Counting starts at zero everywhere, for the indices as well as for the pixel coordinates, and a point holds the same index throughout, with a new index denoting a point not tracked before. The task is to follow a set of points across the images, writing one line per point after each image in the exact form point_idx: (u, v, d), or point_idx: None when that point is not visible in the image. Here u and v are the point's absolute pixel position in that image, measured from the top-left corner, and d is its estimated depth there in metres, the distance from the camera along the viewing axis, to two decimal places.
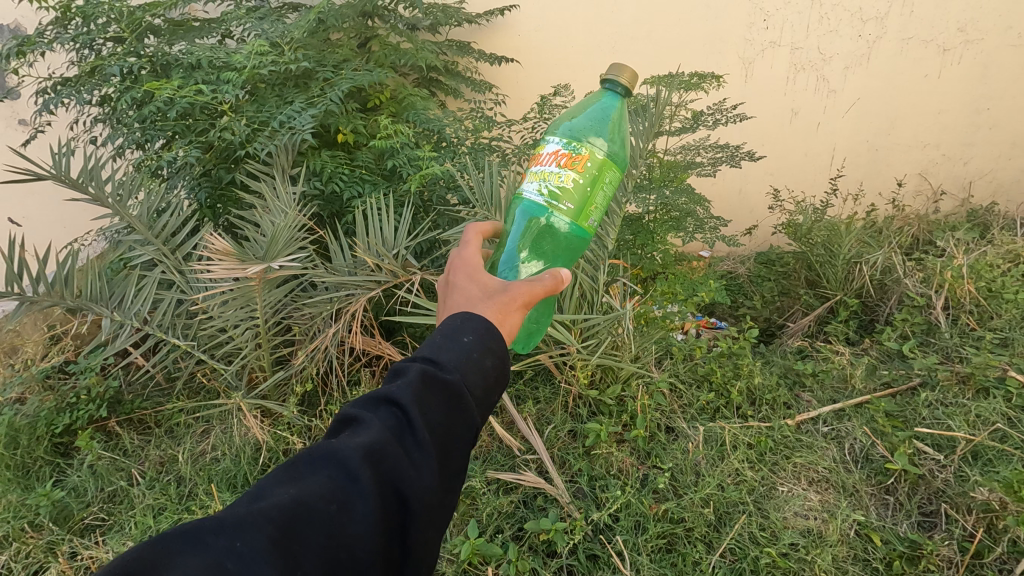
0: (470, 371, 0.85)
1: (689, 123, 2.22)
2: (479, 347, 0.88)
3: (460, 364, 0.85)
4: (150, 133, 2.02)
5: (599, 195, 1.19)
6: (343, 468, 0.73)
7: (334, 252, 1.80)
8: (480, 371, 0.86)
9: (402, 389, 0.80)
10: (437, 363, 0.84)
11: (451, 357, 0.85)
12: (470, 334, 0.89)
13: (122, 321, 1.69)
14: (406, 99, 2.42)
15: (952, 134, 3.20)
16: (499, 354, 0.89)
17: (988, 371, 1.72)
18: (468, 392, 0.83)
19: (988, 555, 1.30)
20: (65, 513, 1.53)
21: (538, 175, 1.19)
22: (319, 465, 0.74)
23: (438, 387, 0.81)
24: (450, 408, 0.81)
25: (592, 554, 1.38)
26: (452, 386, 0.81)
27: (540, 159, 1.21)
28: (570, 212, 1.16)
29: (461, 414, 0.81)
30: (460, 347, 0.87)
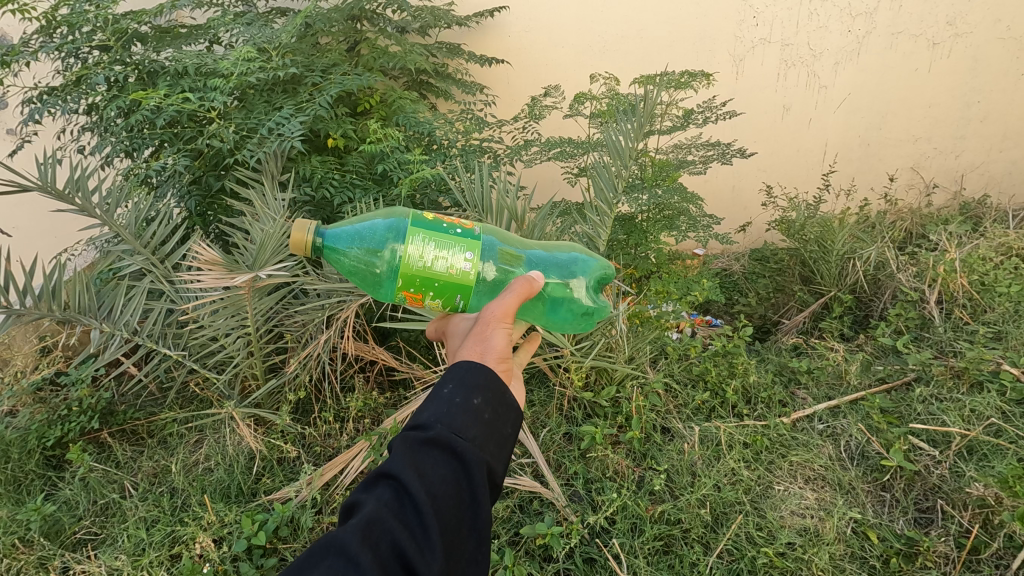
0: (454, 415, 0.83)
1: (680, 122, 2.22)
2: (461, 393, 0.87)
3: (441, 414, 0.84)
4: (138, 141, 2.00)
5: (439, 263, 1.04)
6: (342, 554, 0.69)
7: (324, 258, 1.78)
8: (468, 412, 0.85)
9: (392, 459, 0.78)
10: (421, 424, 0.83)
11: (430, 411, 0.84)
12: (448, 383, 0.90)
13: (111, 332, 1.67)
14: (396, 103, 2.41)
15: (943, 128, 3.21)
16: (483, 390, 0.88)
17: (981, 365, 1.72)
18: (461, 438, 0.81)
19: (984, 551, 1.29)
20: (57, 527, 1.52)
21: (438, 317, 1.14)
22: (318, 558, 0.70)
23: (423, 443, 0.80)
24: (443, 464, 0.79)
25: (589, 558, 1.37)
26: (437, 437, 0.80)
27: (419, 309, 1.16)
28: (465, 299, 1.06)
29: (460, 463, 0.79)
30: (442, 398, 0.87)
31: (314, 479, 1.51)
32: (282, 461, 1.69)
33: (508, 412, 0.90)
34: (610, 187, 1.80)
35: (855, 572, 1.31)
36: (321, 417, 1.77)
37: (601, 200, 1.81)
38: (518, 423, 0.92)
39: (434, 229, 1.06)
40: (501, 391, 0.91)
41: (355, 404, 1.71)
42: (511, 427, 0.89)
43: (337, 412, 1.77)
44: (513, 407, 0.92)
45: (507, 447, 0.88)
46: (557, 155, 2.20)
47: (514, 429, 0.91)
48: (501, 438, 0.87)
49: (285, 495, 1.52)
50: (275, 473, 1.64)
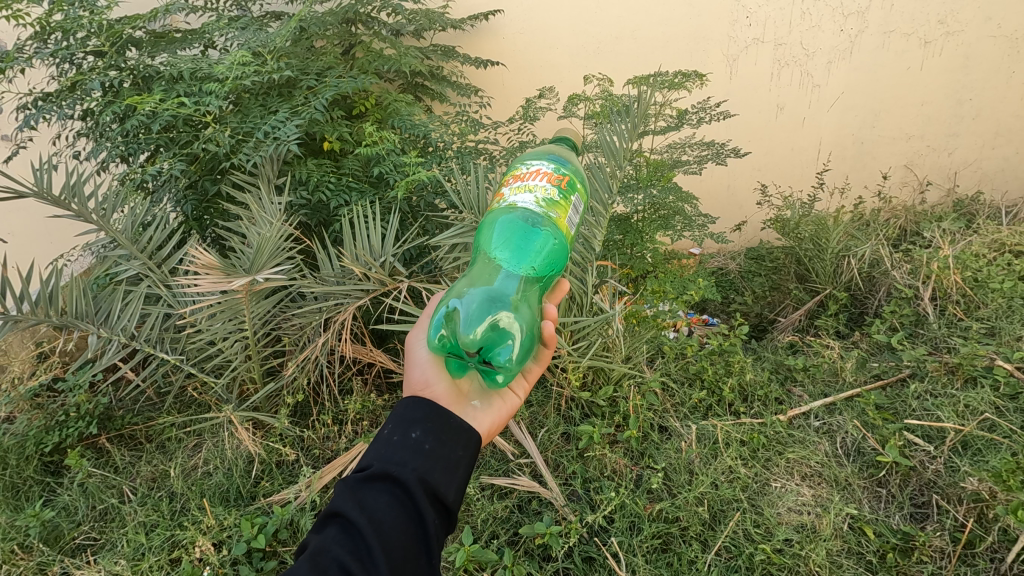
0: (393, 450, 0.93)
1: (674, 122, 2.23)
2: (399, 431, 0.97)
3: (384, 451, 0.94)
4: (133, 146, 2.00)
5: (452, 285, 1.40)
6: None
7: (321, 261, 1.79)
8: (407, 446, 0.94)
9: (336, 498, 0.88)
10: (365, 462, 0.93)
11: (371, 452, 0.95)
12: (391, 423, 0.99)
13: (108, 337, 1.67)
14: (391, 106, 2.41)
15: (936, 125, 3.23)
16: (421, 423, 0.98)
17: (975, 361, 1.73)
18: (398, 466, 0.91)
19: (980, 545, 1.30)
20: (56, 533, 1.52)
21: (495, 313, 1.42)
22: None
23: (364, 478, 0.90)
24: (384, 490, 0.89)
25: (588, 557, 1.38)
26: (376, 471, 0.90)
27: None
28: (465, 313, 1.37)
29: (398, 488, 0.89)
30: (382, 437, 0.97)
31: (312, 481, 1.51)
32: (281, 464, 1.69)
33: (454, 437, 0.98)
34: (605, 187, 1.81)
35: (851, 568, 1.32)
36: (320, 420, 1.77)
37: (596, 200, 1.82)
38: (469, 444, 1.00)
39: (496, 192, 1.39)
40: (441, 417, 0.99)
41: (354, 406, 1.72)
42: (460, 450, 0.98)
43: (336, 414, 1.77)
44: (458, 430, 1.00)
45: (457, 468, 0.96)
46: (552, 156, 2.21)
47: (465, 451, 0.99)
48: (448, 461, 0.95)
49: (285, 498, 1.53)
50: (275, 476, 1.64)
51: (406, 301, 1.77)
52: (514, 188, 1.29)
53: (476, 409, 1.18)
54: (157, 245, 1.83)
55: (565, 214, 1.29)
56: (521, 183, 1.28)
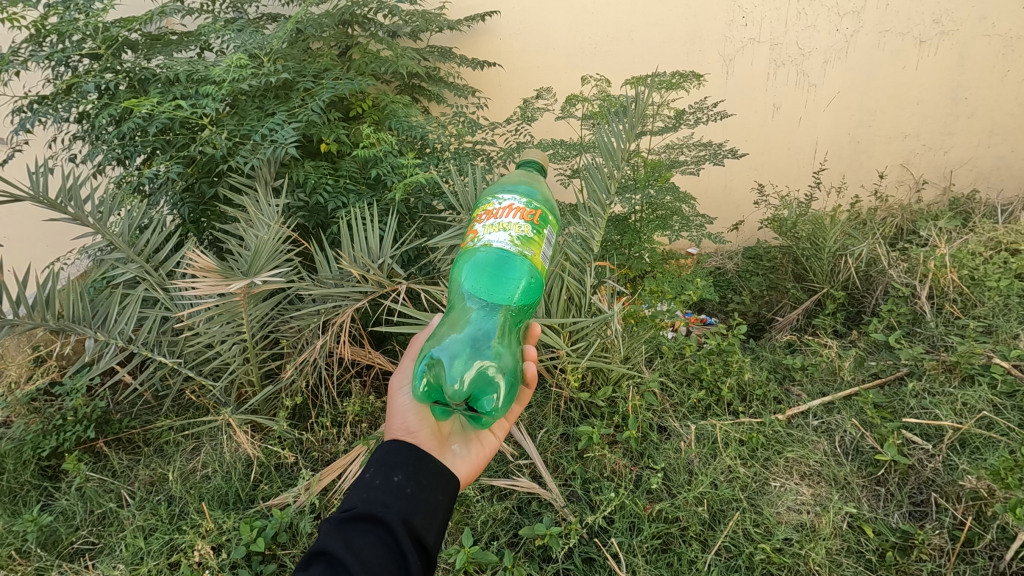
0: (376, 491, 0.94)
1: (672, 122, 2.23)
2: (381, 475, 0.98)
3: (367, 492, 0.94)
4: (130, 149, 2.00)
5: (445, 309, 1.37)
6: None
7: (319, 264, 1.78)
8: (389, 489, 0.95)
9: (319, 539, 0.87)
10: (347, 506, 0.93)
11: (353, 494, 0.95)
12: (372, 466, 1.00)
13: (106, 341, 1.66)
14: (388, 107, 2.41)
15: (931, 125, 3.24)
16: (403, 467, 0.99)
17: (973, 359, 1.74)
18: (382, 507, 0.91)
19: (979, 542, 1.30)
20: (54, 538, 1.51)
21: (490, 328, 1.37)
22: None
23: (347, 520, 0.90)
24: (367, 532, 0.89)
25: (588, 558, 1.38)
26: (360, 512, 0.90)
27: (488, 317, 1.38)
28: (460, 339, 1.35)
29: (382, 529, 0.89)
30: (363, 481, 0.97)
31: (312, 484, 1.50)
32: (280, 467, 1.68)
33: (434, 482, 1.00)
34: (603, 188, 1.81)
35: (850, 567, 1.32)
36: (319, 422, 1.77)
37: (594, 201, 1.82)
38: (449, 489, 1.01)
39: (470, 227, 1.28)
40: (423, 461, 1.01)
41: (352, 409, 1.72)
42: (440, 494, 0.99)
43: (335, 417, 1.77)
44: (439, 475, 1.01)
45: (436, 514, 0.97)
46: (550, 157, 2.21)
47: (444, 496, 1.00)
48: (429, 505, 0.96)
49: (284, 501, 1.52)
50: (274, 479, 1.63)
51: (404, 303, 1.77)
52: (487, 227, 1.18)
53: (457, 454, 1.15)
54: (154, 248, 1.82)
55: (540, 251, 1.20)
56: (494, 221, 1.18)
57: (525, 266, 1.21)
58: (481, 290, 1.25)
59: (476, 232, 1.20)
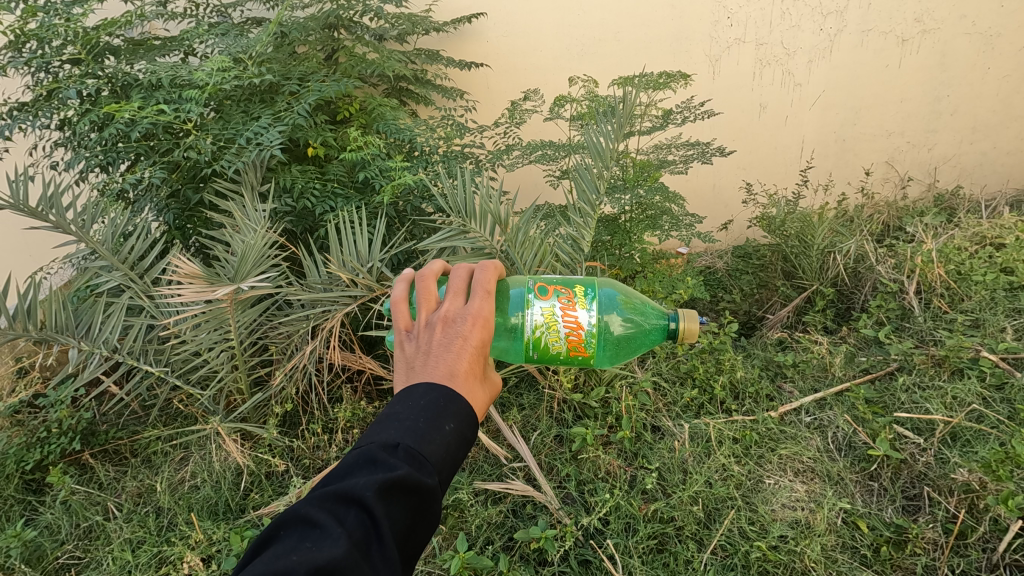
0: (448, 467, 0.76)
1: (660, 121, 2.24)
2: (461, 437, 0.79)
3: (442, 456, 0.74)
4: (112, 155, 1.97)
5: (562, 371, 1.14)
6: None
7: (307, 268, 1.74)
8: (457, 464, 0.77)
9: (376, 493, 0.67)
10: (419, 457, 0.72)
11: (431, 450, 0.74)
12: (453, 421, 0.78)
13: (90, 350, 1.63)
14: (376, 110, 2.40)
15: (915, 122, 3.28)
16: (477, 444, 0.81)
17: (961, 353, 1.75)
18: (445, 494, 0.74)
19: (971, 535, 1.30)
20: (39, 553, 1.48)
21: (547, 315, 1.06)
22: None
23: (416, 489, 0.70)
24: (418, 513, 0.71)
25: (584, 560, 1.37)
26: (432, 489, 0.71)
27: (564, 307, 1.07)
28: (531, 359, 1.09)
29: (432, 517, 0.72)
30: (445, 435, 0.76)
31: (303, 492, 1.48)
32: (270, 475, 1.66)
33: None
34: (592, 188, 1.80)
35: (846, 562, 1.32)
36: (309, 429, 1.75)
37: (584, 201, 1.82)
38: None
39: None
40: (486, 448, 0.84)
41: (343, 414, 1.70)
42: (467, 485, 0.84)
43: (326, 423, 1.75)
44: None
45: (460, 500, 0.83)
46: (539, 158, 2.21)
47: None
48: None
49: (274, 510, 1.50)
50: (264, 487, 1.61)
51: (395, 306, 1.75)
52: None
53: None
54: (138, 255, 1.78)
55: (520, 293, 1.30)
56: None
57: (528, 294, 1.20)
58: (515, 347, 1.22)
59: None
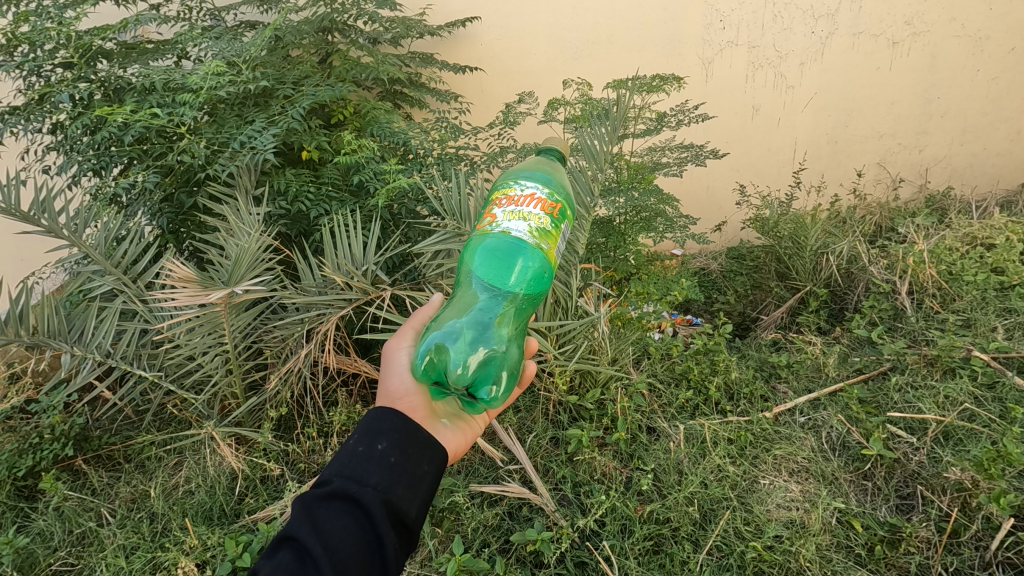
0: (356, 464, 0.96)
1: (654, 124, 2.25)
2: (366, 442, 1.00)
3: (345, 465, 0.96)
4: (104, 159, 1.96)
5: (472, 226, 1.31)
6: None
7: (302, 271, 1.73)
8: (372, 459, 0.98)
9: (292, 525, 0.89)
10: (325, 480, 0.95)
11: (333, 466, 0.96)
12: (354, 437, 1.02)
13: (83, 356, 1.61)
14: (370, 114, 2.40)
15: (906, 124, 3.31)
16: (387, 435, 1.02)
17: (953, 352, 1.77)
18: (360, 485, 0.93)
19: (964, 533, 1.30)
20: (31, 560, 1.46)
21: None
22: None
23: (324, 496, 0.92)
24: (342, 509, 0.91)
25: (580, 562, 1.37)
26: (337, 489, 0.92)
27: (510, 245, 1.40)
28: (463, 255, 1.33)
29: (357, 508, 0.91)
30: (346, 454, 0.98)
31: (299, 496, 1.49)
32: (266, 480, 1.66)
33: (421, 452, 1.03)
34: (587, 191, 1.80)
35: (840, 562, 1.32)
36: (304, 433, 1.75)
37: (579, 203, 1.82)
38: (433, 459, 1.04)
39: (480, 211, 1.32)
40: (407, 431, 1.04)
41: (339, 418, 1.70)
42: (424, 465, 1.02)
43: (321, 427, 1.75)
44: (426, 444, 1.04)
45: (420, 483, 1.00)
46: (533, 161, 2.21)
47: (430, 466, 1.03)
48: (412, 477, 0.99)
49: (270, 514, 1.49)
50: (259, 492, 1.61)
51: (389, 310, 1.74)
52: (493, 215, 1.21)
53: (446, 428, 1.18)
54: (132, 260, 1.77)
55: (555, 245, 1.21)
56: (514, 208, 1.17)
57: (537, 257, 1.22)
58: (491, 274, 1.27)
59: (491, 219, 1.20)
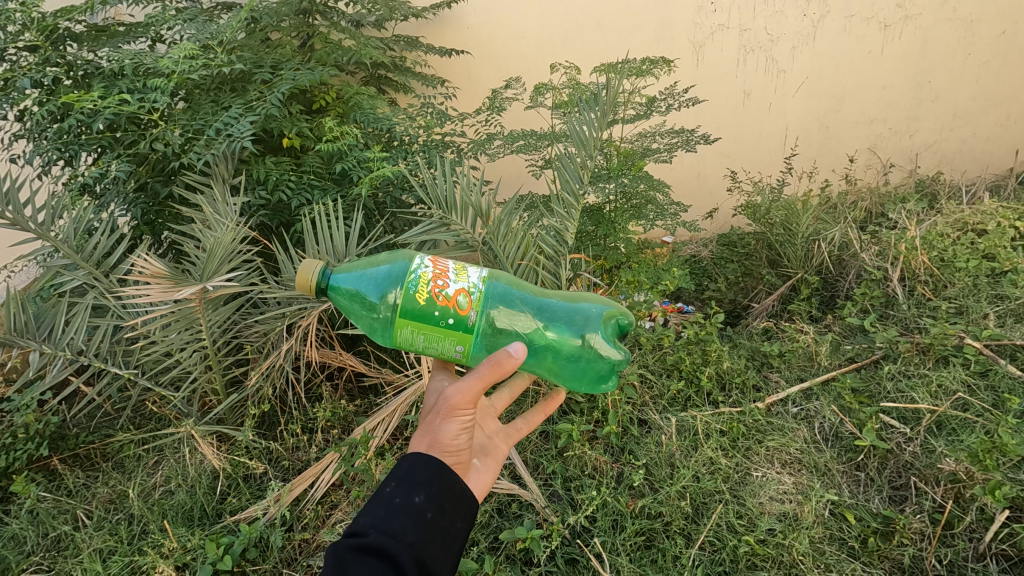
0: (391, 518, 0.83)
1: (644, 109, 2.20)
2: (403, 491, 0.87)
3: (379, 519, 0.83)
4: (73, 147, 1.88)
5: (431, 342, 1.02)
6: None
7: (282, 264, 1.67)
8: (407, 513, 0.84)
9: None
10: (355, 533, 0.83)
11: (367, 515, 0.84)
12: (390, 480, 0.89)
13: (53, 354, 1.54)
14: (353, 99, 2.32)
15: (898, 108, 3.28)
16: (426, 486, 0.88)
17: (945, 340, 1.75)
18: (394, 545, 0.81)
19: (958, 526, 1.28)
20: (3, 565, 1.40)
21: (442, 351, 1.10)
22: None
23: (356, 550, 0.80)
24: (372, 571, 0.79)
25: (571, 558, 1.35)
26: (370, 545, 0.80)
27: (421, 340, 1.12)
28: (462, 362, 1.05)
29: (389, 571, 0.79)
30: (380, 502, 0.85)
31: (282, 496, 1.47)
32: (248, 478, 1.61)
33: (456, 506, 0.90)
34: (576, 179, 1.75)
35: (834, 555, 1.31)
36: (288, 429, 1.70)
37: (568, 191, 1.77)
38: (468, 514, 0.92)
39: (425, 323, 1.01)
40: (446, 482, 0.90)
41: (323, 414, 1.66)
42: (460, 521, 0.89)
43: (305, 423, 1.71)
44: (462, 498, 0.91)
45: (454, 542, 0.88)
46: (521, 147, 2.15)
47: (464, 522, 0.91)
48: (446, 535, 0.87)
49: (252, 515, 1.46)
50: (242, 491, 1.57)
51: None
52: (462, 276, 1.02)
53: (477, 469, 1.13)
54: (103, 253, 1.70)
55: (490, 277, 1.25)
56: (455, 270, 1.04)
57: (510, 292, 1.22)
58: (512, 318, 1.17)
59: (462, 293, 1.01)
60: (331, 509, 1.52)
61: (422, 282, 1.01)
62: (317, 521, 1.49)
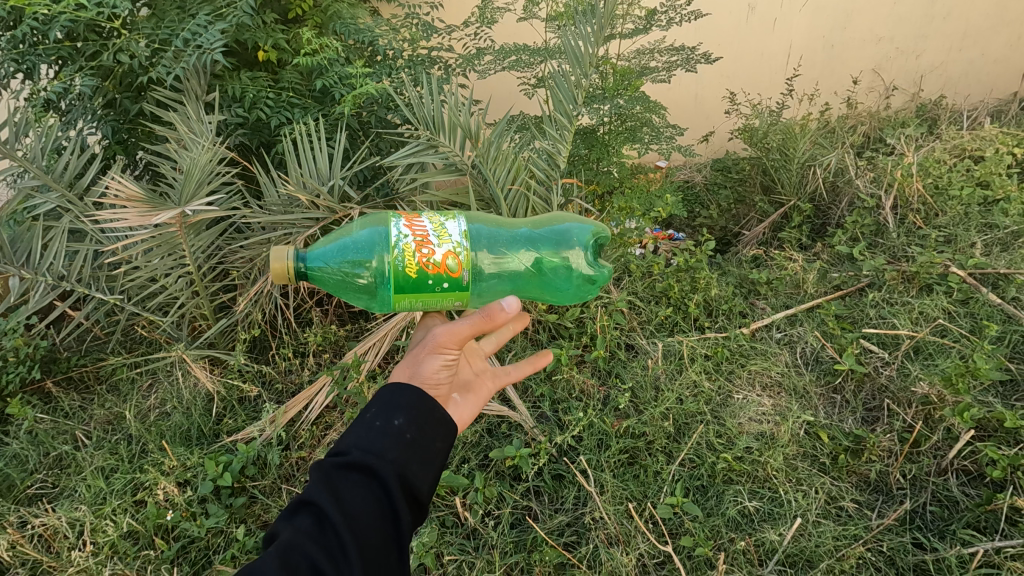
0: (373, 437, 0.85)
1: (644, 23, 2.07)
2: (383, 415, 0.89)
3: (362, 437, 0.85)
4: (30, 58, 1.74)
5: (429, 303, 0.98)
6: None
7: (264, 186, 1.61)
8: (389, 434, 0.86)
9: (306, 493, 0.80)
10: (339, 451, 0.85)
11: (349, 436, 0.86)
12: (371, 406, 0.90)
13: (33, 279, 1.51)
14: (331, 7, 2.16)
15: (906, 27, 3.14)
16: (405, 410, 0.89)
17: (931, 269, 1.77)
18: (376, 459, 0.83)
19: (924, 444, 1.35)
20: (8, 482, 1.44)
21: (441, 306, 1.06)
22: None
23: (341, 466, 0.82)
24: (356, 484, 0.81)
25: (558, 474, 1.41)
26: (353, 461, 0.82)
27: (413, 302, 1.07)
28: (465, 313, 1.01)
29: (373, 484, 0.81)
30: (361, 424, 0.87)
31: (277, 417, 1.52)
32: (242, 400, 1.64)
33: (437, 428, 0.91)
34: (570, 99, 1.67)
35: (806, 470, 1.38)
36: (279, 354, 1.72)
37: (561, 113, 1.69)
38: (450, 435, 0.93)
39: (420, 292, 0.96)
40: (427, 406, 0.91)
41: (314, 339, 1.67)
42: (440, 441, 0.91)
43: (297, 348, 1.72)
44: (442, 422, 0.92)
45: (436, 460, 0.89)
46: (513, 64, 2.04)
47: (444, 443, 0.92)
48: (428, 453, 0.88)
49: (249, 435, 1.51)
50: (237, 413, 1.60)
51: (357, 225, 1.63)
52: (446, 237, 0.95)
53: (457, 404, 1.14)
54: (74, 174, 1.62)
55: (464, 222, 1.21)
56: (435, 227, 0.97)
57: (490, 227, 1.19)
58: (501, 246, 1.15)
59: (449, 255, 0.95)
60: (326, 429, 1.57)
61: (407, 254, 0.93)
62: (313, 440, 1.54)
